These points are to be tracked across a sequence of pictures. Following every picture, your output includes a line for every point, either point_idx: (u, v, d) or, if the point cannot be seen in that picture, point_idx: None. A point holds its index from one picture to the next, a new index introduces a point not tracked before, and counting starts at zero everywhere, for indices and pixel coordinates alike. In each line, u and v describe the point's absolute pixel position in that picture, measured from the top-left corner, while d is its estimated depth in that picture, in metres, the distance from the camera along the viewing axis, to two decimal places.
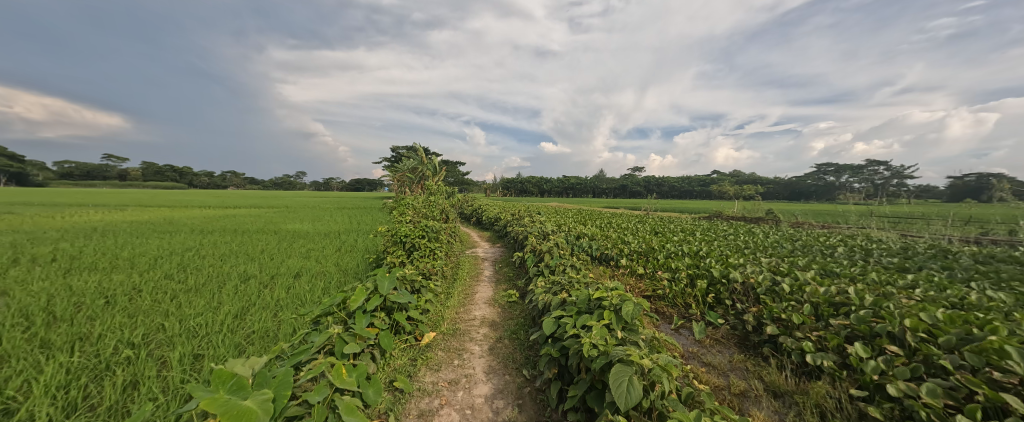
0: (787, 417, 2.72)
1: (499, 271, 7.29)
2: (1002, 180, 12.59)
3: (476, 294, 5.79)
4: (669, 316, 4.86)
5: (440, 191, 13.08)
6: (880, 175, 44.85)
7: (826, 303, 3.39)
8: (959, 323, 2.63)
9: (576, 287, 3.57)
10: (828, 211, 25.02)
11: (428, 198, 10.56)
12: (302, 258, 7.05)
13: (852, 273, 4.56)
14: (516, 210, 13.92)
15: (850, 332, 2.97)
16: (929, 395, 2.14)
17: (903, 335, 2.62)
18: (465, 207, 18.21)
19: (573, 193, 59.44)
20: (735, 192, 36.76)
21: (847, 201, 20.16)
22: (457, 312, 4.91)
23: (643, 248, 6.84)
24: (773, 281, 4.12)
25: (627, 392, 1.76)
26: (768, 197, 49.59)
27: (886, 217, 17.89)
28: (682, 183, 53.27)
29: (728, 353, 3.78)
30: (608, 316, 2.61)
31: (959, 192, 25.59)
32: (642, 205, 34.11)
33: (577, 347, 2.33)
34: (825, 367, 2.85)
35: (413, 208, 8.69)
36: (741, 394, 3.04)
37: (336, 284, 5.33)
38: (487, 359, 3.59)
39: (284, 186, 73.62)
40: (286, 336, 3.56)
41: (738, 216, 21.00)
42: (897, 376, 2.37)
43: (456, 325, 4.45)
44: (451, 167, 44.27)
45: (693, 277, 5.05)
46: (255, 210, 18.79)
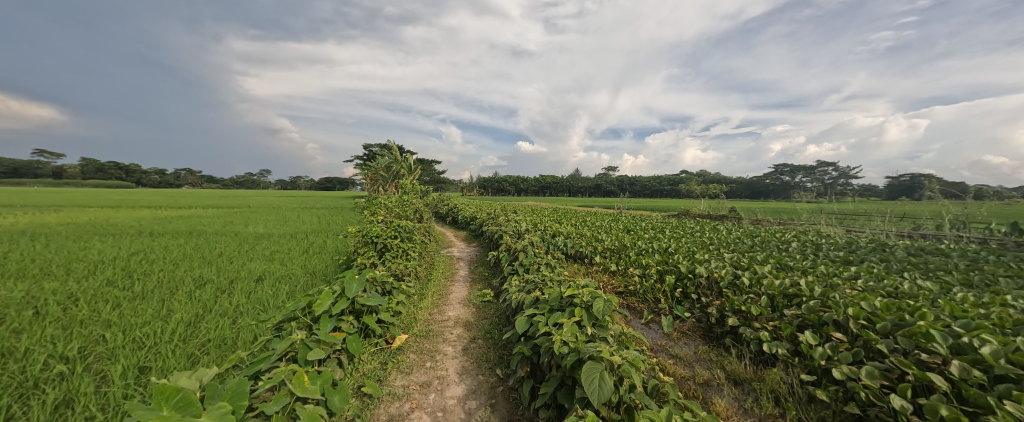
0: (746, 403, 2.88)
1: (475, 271, 7.24)
2: (931, 180, 13.95)
3: (450, 294, 5.72)
4: (639, 311, 5.01)
5: (415, 191, 12.83)
6: (829, 176, 48.76)
7: (781, 295, 3.63)
8: (894, 310, 2.89)
9: (549, 286, 3.60)
10: (788, 211, 24.04)
11: (401, 197, 10.31)
12: (265, 261, 6.67)
13: (804, 266, 4.92)
14: (492, 210, 13.87)
15: (801, 321, 3.18)
16: (867, 376, 2.33)
17: (846, 323, 2.85)
18: (441, 206, 17.97)
19: (549, 193, 60.03)
20: (702, 192, 38.80)
21: (801, 200, 21.82)
22: (430, 313, 4.84)
23: (615, 245, 7.03)
24: (734, 275, 4.36)
25: (598, 387, 1.78)
26: (732, 196, 52.40)
27: (835, 214, 19.39)
28: (653, 182, 55.22)
29: (694, 345, 3.95)
30: (579, 313, 2.65)
31: (896, 191, 28.19)
32: (617, 204, 35.03)
33: (548, 345, 2.35)
34: (779, 354, 3.05)
35: (385, 208, 8.47)
36: (705, 383, 3.18)
37: (301, 288, 5.09)
38: (460, 359, 3.55)
39: (247, 185, 69.34)
40: (245, 344, 3.36)
41: (704, 214, 22.02)
42: (841, 361, 2.58)
43: (429, 326, 4.38)
44: (427, 165, 43.51)
45: (661, 273, 5.25)
46: (214, 211, 17.59)
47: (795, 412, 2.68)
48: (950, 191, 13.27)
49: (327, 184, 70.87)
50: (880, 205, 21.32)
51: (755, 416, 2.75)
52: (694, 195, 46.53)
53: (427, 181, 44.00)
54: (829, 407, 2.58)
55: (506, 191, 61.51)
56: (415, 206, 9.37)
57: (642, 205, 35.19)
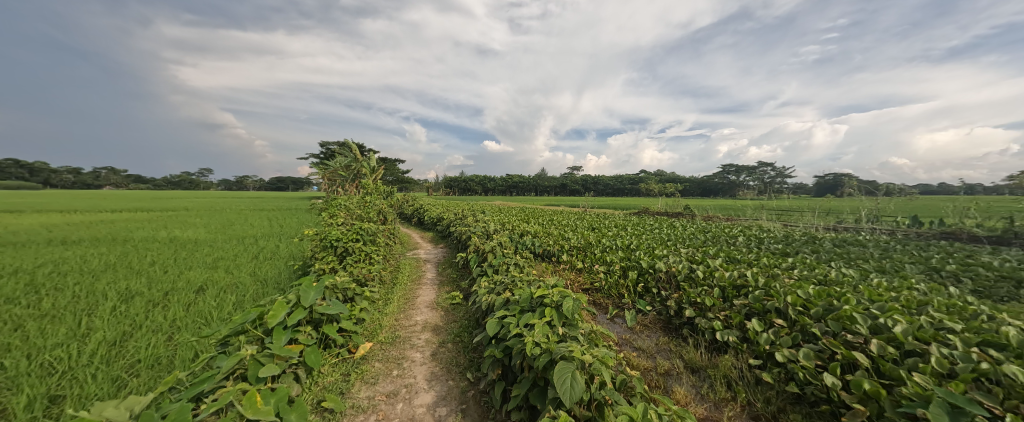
0: (702, 389, 3.08)
1: (442, 273, 7.10)
2: (850, 179, 15.85)
3: (417, 298, 5.56)
4: (605, 306, 5.19)
5: (378, 191, 12.32)
6: (769, 175, 53.75)
7: (730, 286, 3.93)
8: (825, 296, 3.24)
9: (519, 286, 3.61)
10: (733, 210, 23.64)
11: (363, 198, 9.86)
12: (207, 269, 6.07)
13: (749, 259, 5.38)
14: (459, 210, 13.68)
15: (748, 310, 3.47)
16: (804, 358, 2.60)
17: (786, 309, 3.16)
18: (406, 207, 17.46)
19: (516, 192, 60.36)
20: (660, 190, 41.06)
21: (746, 198, 23.84)
22: (397, 318, 4.67)
23: (581, 243, 7.23)
24: (690, 269, 4.66)
25: (571, 387, 1.81)
26: (686, 194, 56.05)
27: (773, 210, 21.40)
28: (615, 181, 57.51)
29: (655, 337, 4.16)
30: (549, 313, 2.70)
31: (822, 189, 31.77)
32: (582, 203, 36.09)
33: (520, 347, 2.36)
34: (730, 342, 3.30)
35: (345, 209, 8.03)
36: (666, 373, 3.36)
37: (251, 298, 4.68)
38: (429, 365, 3.46)
39: (184, 186, 62.60)
40: (185, 362, 3.03)
41: (662, 212, 23.32)
42: (783, 344, 2.84)
43: (396, 332, 4.23)
44: (390, 165, 42.04)
45: (625, 269, 5.48)
46: (142, 215, 15.68)
47: (745, 394, 2.91)
48: (866, 188, 15.19)
49: (279, 184, 65.94)
50: (810, 201, 23.87)
51: (710, 401, 2.94)
52: (653, 193, 49.13)
53: (391, 180, 42.49)
54: (773, 388, 2.83)
55: (473, 191, 61.09)
56: (378, 207, 9.00)
57: (605, 203, 36.57)
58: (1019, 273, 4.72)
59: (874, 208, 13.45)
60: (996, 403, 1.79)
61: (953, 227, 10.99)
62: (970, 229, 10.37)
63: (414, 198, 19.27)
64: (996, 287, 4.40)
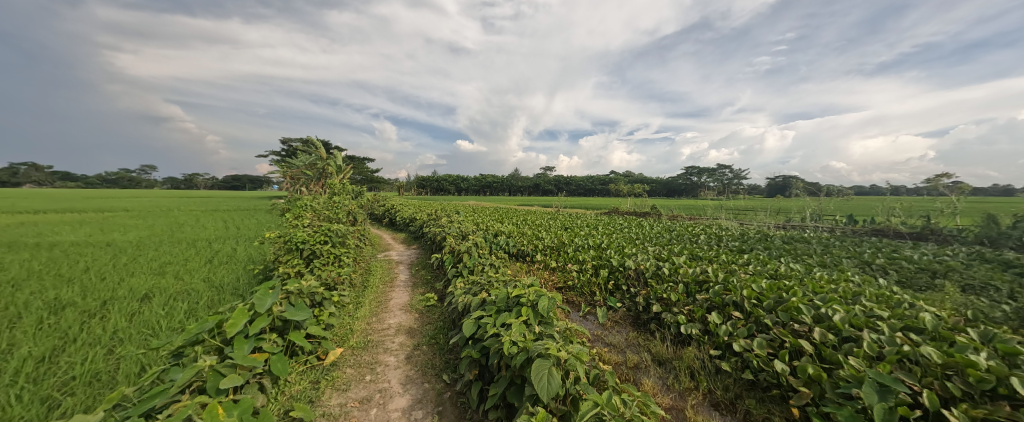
0: (668, 380, 3.25)
1: (416, 274, 6.97)
2: (797, 181, 17.25)
3: (390, 300, 5.42)
4: (577, 304, 5.33)
5: (346, 191, 11.86)
6: (727, 177, 57.37)
7: (694, 282, 4.20)
8: (775, 289, 3.54)
9: (495, 286, 3.64)
10: (695, 210, 25.04)
11: (331, 198, 9.46)
12: (153, 276, 5.57)
13: (710, 256, 5.75)
14: (432, 210, 13.46)
15: (709, 304, 3.72)
16: (758, 347, 2.84)
17: (742, 302, 3.43)
18: (377, 207, 16.93)
19: (490, 192, 60.16)
20: (629, 191, 42.57)
21: (706, 198, 25.29)
22: (369, 322, 4.53)
23: (555, 243, 7.37)
24: (657, 266, 4.91)
25: (547, 382, 1.87)
26: (653, 194, 58.48)
27: (730, 209, 22.90)
28: (587, 181, 58.92)
29: (624, 332, 4.33)
30: (526, 312, 2.75)
31: (773, 189, 34.46)
32: (555, 203, 36.69)
33: (497, 347, 2.39)
34: (693, 334, 3.52)
35: (311, 210, 7.66)
36: (635, 366, 3.52)
37: (205, 305, 4.36)
38: (404, 369, 3.40)
39: (123, 185, 56.78)
40: (129, 377, 2.77)
41: (631, 212, 24.20)
42: (739, 335, 3.08)
43: (368, 336, 4.11)
44: (358, 163, 40.52)
45: (596, 267, 5.67)
46: (72, 216, 14.06)
47: (706, 383, 3.11)
48: (810, 189, 16.62)
49: (235, 183, 61.38)
50: (762, 201, 25.78)
51: (676, 391, 3.12)
52: (622, 193, 50.87)
53: (359, 180, 40.97)
54: (731, 376, 3.05)
55: (446, 191, 60.27)
56: (347, 207, 8.68)
57: (577, 203, 37.33)
58: (933, 265, 5.40)
59: (817, 208, 14.78)
60: (915, 381, 2.05)
61: (881, 224, 12.32)
62: (895, 226, 11.69)
63: (384, 199, 18.71)
64: (914, 278, 5.01)
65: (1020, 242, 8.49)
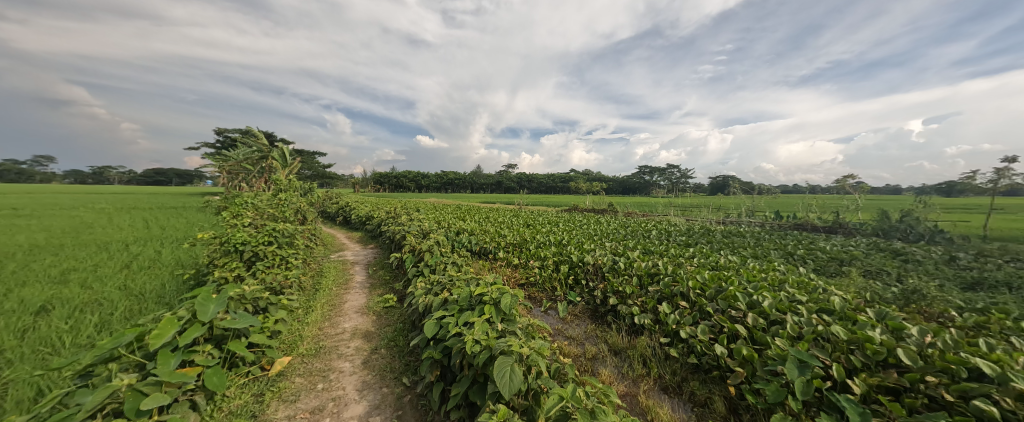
0: (623, 369, 3.43)
1: (374, 275, 6.68)
2: (735, 180, 18.96)
3: (345, 303, 5.14)
4: (539, 299, 5.44)
5: (294, 187, 10.98)
6: (675, 176, 61.68)
7: (646, 275, 4.48)
8: (716, 280, 3.89)
9: (457, 285, 3.60)
10: (647, 207, 26.53)
11: (277, 195, 8.71)
12: (53, 285, 4.76)
13: (660, 250, 6.16)
14: (390, 208, 12.93)
15: (660, 295, 3.99)
16: (702, 333, 3.11)
17: (688, 293, 3.73)
18: (329, 205, 15.91)
19: (452, 189, 59.04)
20: (587, 188, 44.17)
21: (657, 196, 27.00)
22: (321, 327, 4.26)
23: (517, 240, 7.45)
24: (613, 261, 5.17)
25: (510, 379, 1.89)
26: (610, 192, 61.16)
27: (678, 206, 24.66)
28: (548, 178, 60.03)
29: (583, 325, 4.50)
30: (489, 310, 2.76)
31: (714, 188, 37.61)
32: (518, 200, 36.90)
33: (460, 346, 2.37)
34: (645, 324, 3.76)
35: (253, 207, 6.99)
36: (593, 357, 3.67)
37: (122, 316, 3.82)
38: (360, 374, 3.25)
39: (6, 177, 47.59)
40: (23, 404, 2.36)
41: (589, 209, 25.12)
42: (685, 322, 3.35)
43: (320, 342, 3.86)
44: (307, 157, 37.66)
45: (557, 263, 5.83)
46: None
47: (657, 368, 3.33)
48: (745, 188, 18.39)
49: (157, 178, 54.04)
50: (705, 198, 28.08)
51: (630, 378, 3.30)
52: (581, 191, 52.65)
53: (309, 176, 38.20)
54: (679, 362, 3.30)
55: (405, 187, 58.34)
56: (295, 205, 8.05)
57: (538, 201, 37.88)
58: (840, 254, 6.26)
59: (751, 205, 16.42)
60: (827, 356, 2.36)
61: (802, 219, 14.00)
62: (812, 221, 13.34)
63: (337, 196, 17.62)
64: (827, 266, 5.76)
65: (904, 233, 10.11)
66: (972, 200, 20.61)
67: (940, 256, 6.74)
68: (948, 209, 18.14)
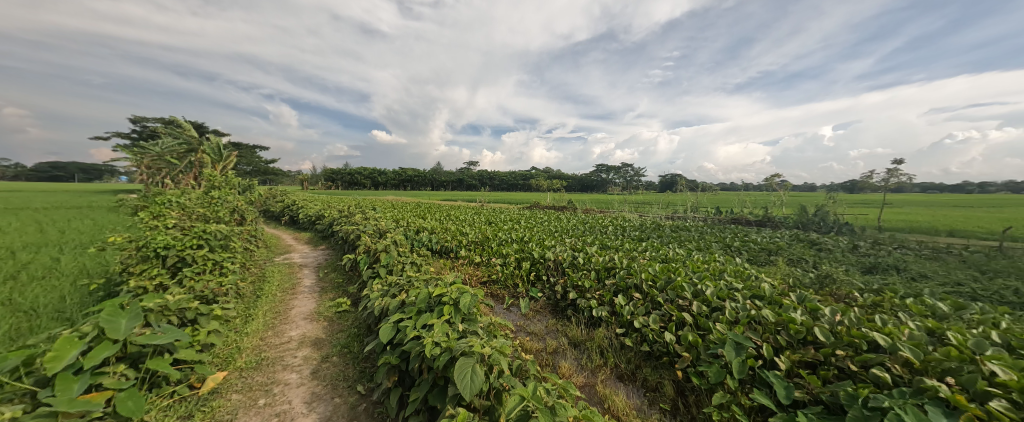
0: (582, 360, 3.55)
1: (324, 278, 6.25)
2: (682, 178, 20.38)
3: (291, 310, 4.75)
4: (501, 296, 5.45)
5: (231, 184, 9.93)
6: (629, 174, 65.05)
7: (603, 269, 4.68)
8: (666, 271, 4.15)
9: (416, 286, 3.48)
10: (604, 203, 27.69)
11: (209, 192, 7.81)
12: None
13: (616, 245, 6.45)
14: (343, 206, 12.20)
15: (616, 289, 4.19)
16: (654, 322, 3.32)
17: (641, 285, 3.95)
18: (273, 203, 14.60)
19: (411, 187, 57.11)
20: (548, 186, 45.03)
21: (613, 193, 28.32)
22: (263, 337, 3.90)
23: (479, 238, 7.39)
24: (573, 257, 5.32)
25: (471, 380, 1.86)
26: (569, 189, 62.91)
27: (632, 202, 26.08)
28: (509, 175, 60.27)
29: (544, 320, 4.59)
30: (448, 311, 2.70)
31: (664, 186, 40.26)
32: (479, 197, 36.64)
33: (418, 350, 2.29)
34: (603, 316, 3.92)
35: (180, 207, 6.21)
36: (554, 351, 3.75)
37: (5, 338, 3.20)
38: (308, 385, 3.02)
39: None
40: None
41: (550, 206, 25.65)
42: (638, 313, 3.56)
43: (262, 354, 3.54)
44: (246, 152, 34.27)
45: (519, 260, 5.87)
46: None
47: (613, 358, 3.49)
48: (690, 186, 19.90)
49: (53, 173, 45.98)
50: (655, 195, 29.97)
51: (589, 369, 3.42)
52: (541, 189, 53.59)
53: (249, 172, 34.83)
54: (633, 350, 3.48)
55: (360, 184, 55.40)
56: (232, 204, 7.28)
57: (500, 198, 37.94)
58: (769, 245, 7.00)
59: (695, 202, 17.79)
60: (758, 337, 2.63)
61: (738, 214, 15.47)
62: (746, 216, 14.80)
63: (282, 193, 16.26)
64: (758, 256, 6.43)
65: (818, 225, 11.58)
66: (869, 197, 24.14)
67: (845, 244, 7.81)
68: (852, 204, 21.07)
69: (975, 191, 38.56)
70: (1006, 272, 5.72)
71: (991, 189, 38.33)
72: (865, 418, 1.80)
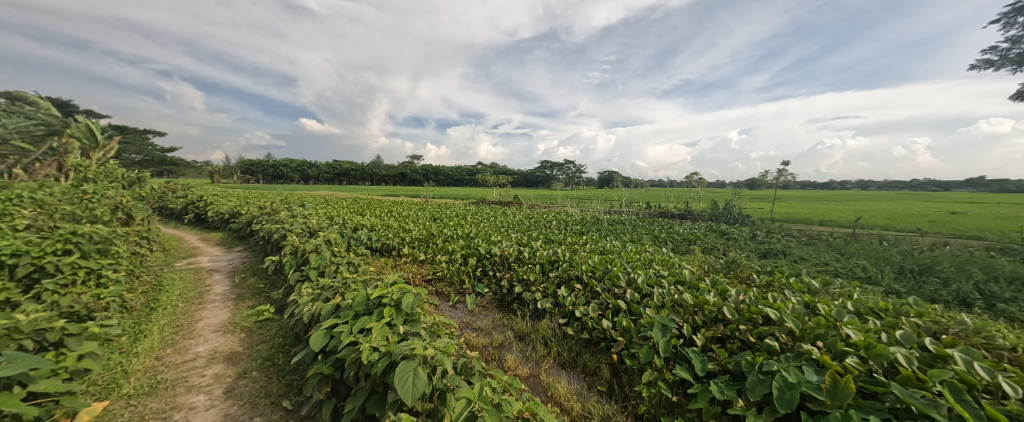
0: (527, 352, 3.63)
1: (242, 283, 5.51)
2: (617, 175, 21.89)
3: (197, 323, 4.10)
4: (447, 294, 5.32)
5: (112, 175, 8.20)
6: (571, 171, 68.12)
7: (547, 262, 4.85)
8: (604, 262, 4.44)
9: (352, 289, 3.24)
10: (548, 199, 28.64)
11: (81, 185, 6.36)
12: None
13: (559, 239, 6.71)
14: (264, 202, 10.83)
15: (559, 281, 4.36)
16: (594, 310, 3.54)
17: (582, 275, 4.19)
18: (172, 200, 12.42)
19: (346, 181, 52.98)
20: (493, 181, 45.01)
21: (556, 189, 29.43)
22: (159, 357, 3.32)
23: (423, 234, 7.14)
24: (519, 252, 5.43)
25: (412, 385, 1.77)
26: (514, 185, 63.78)
27: (573, 197, 27.40)
28: (455, 170, 59.11)
29: (491, 315, 4.60)
30: (388, 313, 2.57)
31: (602, 182, 42.94)
32: (423, 192, 35.35)
33: (354, 356, 2.14)
34: (546, 308, 4.06)
35: (36, 204, 4.95)
36: (500, 345, 3.78)
37: None
38: (219, 407, 2.65)
39: None
40: None
41: (495, 201, 25.76)
42: (579, 302, 3.76)
43: (158, 376, 3.00)
44: (135, 138, 28.66)
45: (465, 256, 5.81)
46: None
47: (555, 347, 3.63)
48: (625, 182, 21.49)
49: None
50: (594, 191, 31.86)
51: (533, 360, 3.52)
52: (486, 185, 53.60)
53: (140, 161, 29.22)
54: (575, 339, 3.65)
55: (287, 178, 49.92)
56: (115, 199, 6.02)
57: (445, 193, 37.08)
58: (689, 236, 7.87)
59: (629, 197, 19.27)
60: (680, 319, 2.95)
61: (664, 208, 17.13)
62: (671, 210, 16.46)
63: (185, 187, 13.91)
64: (681, 246, 7.17)
65: (727, 217, 13.34)
66: (764, 193, 28.45)
67: (747, 234, 9.11)
68: (752, 199, 24.63)
69: (837, 189, 47.79)
70: (857, 253, 7.17)
71: (846, 187, 47.82)
72: (760, 381, 2.12)
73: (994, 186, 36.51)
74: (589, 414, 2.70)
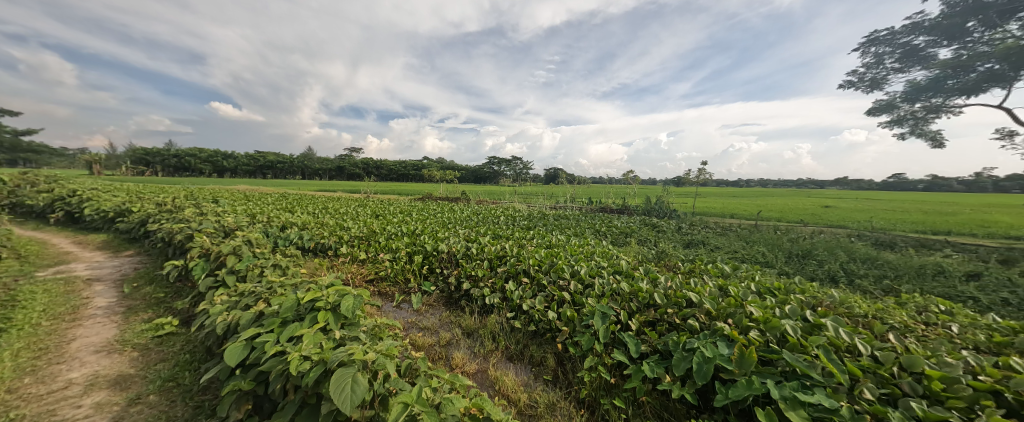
0: (475, 348, 3.61)
1: (134, 293, 4.65)
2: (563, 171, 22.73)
3: (70, 344, 3.36)
4: (391, 293, 5.06)
5: None
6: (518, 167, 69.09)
7: (495, 257, 4.87)
8: (549, 256, 4.58)
9: (279, 293, 2.91)
10: (496, 194, 28.74)
11: None
12: None
13: (507, 234, 6.77)
14: (164, 198, 9.22)
15: (507, 275, 4.41)
16: (540, 302, 3.64)
17: (529, 270, 4.29)
18: (31, 196, 9.95)
19: (272, 175, 47.46)
20: (440, 177, 43.66)
21: (504, 185, 29.60)
22: (11, 389, 2.65)
23: (363, 232, 6.69)
24: (467, 248, 5.37)
25: (350, 392, 1.65)
26: (462, 180, 62.82)
27: (521, 193, 27.85)
28: (399, 164, 56.34)
29: (438, 313, 4.48)
30: (323, 317, 2.36)
31: (547, 178, 44.24)
32: (364, 188, 33.07)
33: (282, 367, 1.93)
34: (495, 303, 4.08)
35: None
36: (447, 343, 3.70)
37: None
38: None
39: None
40: None
41: (442, 197, 25.10)
42: (526, 296, 3.83)
43: (10, 413, 2.40)
44: None
45: (410, 254, 5.58)
46: None
47: (503, 341, 3.66)
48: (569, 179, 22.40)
49: None
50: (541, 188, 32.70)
51: (481, 355, 3.51)
52: (432, 180, 51.96)
53: None
54: (522, 332, 3.72)
55: (195, 170, 43.03)
56: None
57: (388, 189, 35.12)
58: (626, 229, 8.49)
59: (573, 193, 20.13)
60: (618, 306, 3.17)
61: (605, 203, 18.25)
62: (610, 205, 17.59)
63: (50, 180, 11.24)
64: (619, 238, 7.70)
65: (658, 212, 14.66)
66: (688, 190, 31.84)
67: (674, 226, 10.11)
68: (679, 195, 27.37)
69: (744, 186, 55.21)
70: (759, 241, 8.38)
71: (750, 185, 55.59)
72: (684, 358, 2.38)
73: (853, 185, 45.38)
74: (535, 404, 2.78)
